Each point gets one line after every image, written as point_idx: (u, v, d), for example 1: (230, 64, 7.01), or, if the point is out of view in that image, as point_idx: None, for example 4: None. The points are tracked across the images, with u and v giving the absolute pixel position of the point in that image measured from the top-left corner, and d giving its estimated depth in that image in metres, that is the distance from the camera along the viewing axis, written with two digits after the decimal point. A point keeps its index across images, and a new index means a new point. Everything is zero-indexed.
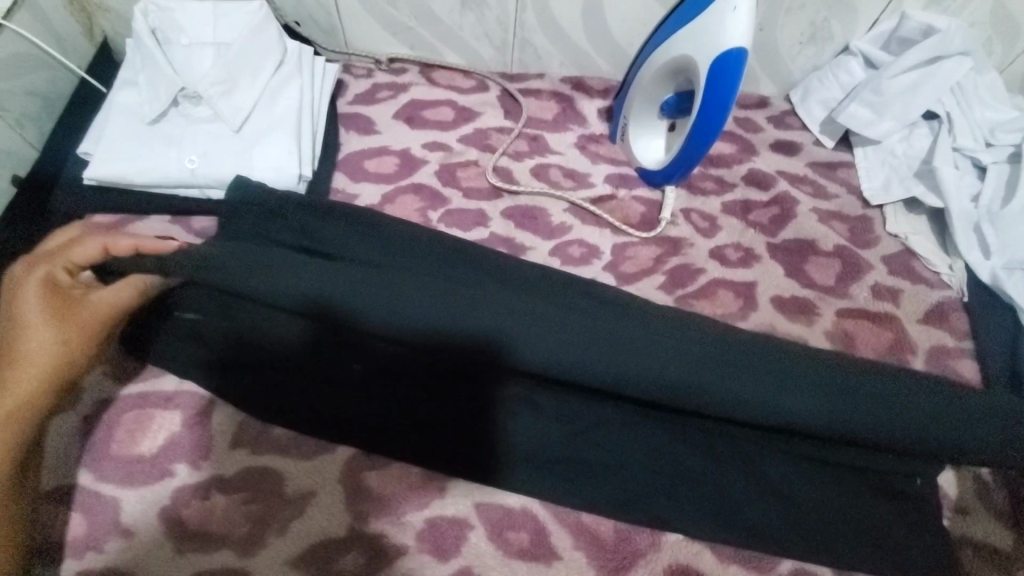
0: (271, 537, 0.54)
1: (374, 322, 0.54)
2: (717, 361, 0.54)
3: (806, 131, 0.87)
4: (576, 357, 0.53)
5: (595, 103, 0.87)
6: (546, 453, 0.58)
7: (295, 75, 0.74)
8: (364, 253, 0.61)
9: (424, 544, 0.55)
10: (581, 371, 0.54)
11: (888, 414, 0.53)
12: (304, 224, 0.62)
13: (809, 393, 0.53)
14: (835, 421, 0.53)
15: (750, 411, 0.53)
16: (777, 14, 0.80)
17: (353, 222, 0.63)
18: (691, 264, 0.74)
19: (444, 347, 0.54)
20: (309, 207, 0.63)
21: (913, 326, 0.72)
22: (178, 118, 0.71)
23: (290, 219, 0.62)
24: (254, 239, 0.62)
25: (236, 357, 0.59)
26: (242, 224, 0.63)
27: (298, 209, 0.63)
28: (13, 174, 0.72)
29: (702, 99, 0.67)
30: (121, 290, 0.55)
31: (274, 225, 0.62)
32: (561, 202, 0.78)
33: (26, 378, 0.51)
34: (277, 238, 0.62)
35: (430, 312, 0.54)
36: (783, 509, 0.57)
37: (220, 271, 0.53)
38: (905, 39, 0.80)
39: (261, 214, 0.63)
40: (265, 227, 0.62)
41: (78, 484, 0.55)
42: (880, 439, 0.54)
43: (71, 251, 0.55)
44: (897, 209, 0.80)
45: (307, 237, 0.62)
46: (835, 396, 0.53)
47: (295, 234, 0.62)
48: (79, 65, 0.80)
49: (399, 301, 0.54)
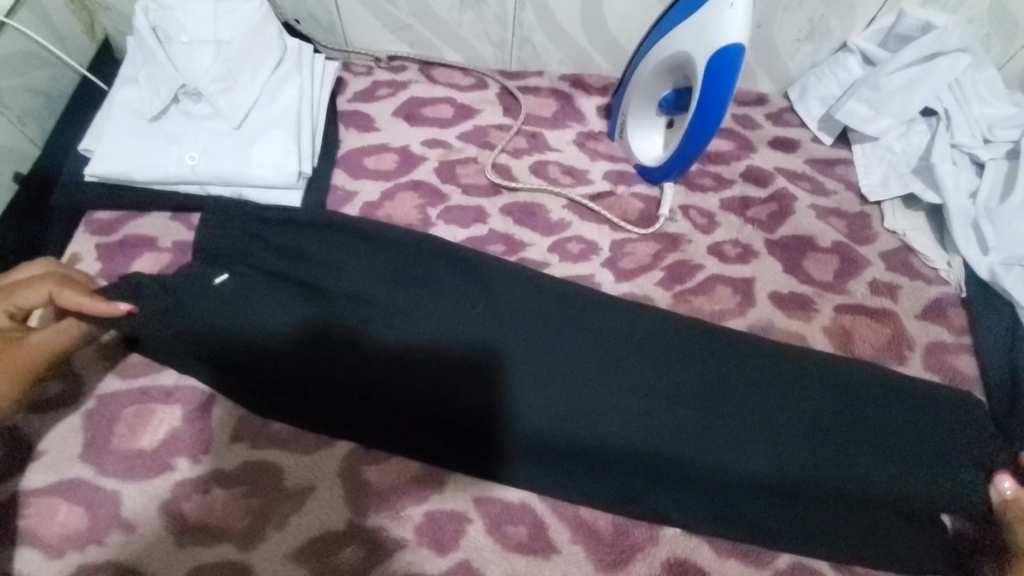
0: (271, 531, 0.55)
1: (374, 335, 0.59)
2: (680, 370, 0.60)
3: (804, 128, 0.88)
4: (551, 369, 0.59)
5: (594, 101, 0.87)
6: (548, 460, 0.58)
7: (295, 73, 0.74)
8: (351, 263, 0.62)
9: (423, 538, 0.56)
10: (562, 380, 0.59)
11: (844, 407, 0.59)
12: (290, 236, 0.63)
13: (761, 394, 0.59)
14: (799, 424, 0.58)
15: (716, 412, 0.58)
16: (776, 10, 0.80)
17: (337, 230, 0.63)
18: (689, 260, 0.74)
19: (437, 355, 0.59)
20: (296, 218, 0.63)
21: (912, 321, 0.72)
22: (178, 115, 0.71)
23: (269, 238, 0.63)
24: (229, 259, 0.62)
25: (234, 363, 0.58)
26: (218, 245, 0.62)
27: (281, 223, 0.63)
28: (16, 171, 0.72)
29: (699, 95, 0.67)
30: (60, 331, 0.57)
31: (252, 244, 0.62)
32: (560, 199, 0.78)
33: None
34: (255, 260, 0.62)
35: (423, 326, 0.60)
36: (788, 511, 0.57)
37: (217, 304, 0.59)
38: (904, 37, 0.80)
39: (242, 229, 0.63)
40: (244, 246, 0.62)
41: (79, 478, 0.56)
42: (847, 436, 0.58)
43: (17, 295, 0.55)
44: (896, 206, 0.80)
45: (289, 256, 0.62)
46: (789, 398, 0.59)
47: (275, 254, 0.62)
48: (81, 63, 0.80)
49: (395, 318, 0.60)
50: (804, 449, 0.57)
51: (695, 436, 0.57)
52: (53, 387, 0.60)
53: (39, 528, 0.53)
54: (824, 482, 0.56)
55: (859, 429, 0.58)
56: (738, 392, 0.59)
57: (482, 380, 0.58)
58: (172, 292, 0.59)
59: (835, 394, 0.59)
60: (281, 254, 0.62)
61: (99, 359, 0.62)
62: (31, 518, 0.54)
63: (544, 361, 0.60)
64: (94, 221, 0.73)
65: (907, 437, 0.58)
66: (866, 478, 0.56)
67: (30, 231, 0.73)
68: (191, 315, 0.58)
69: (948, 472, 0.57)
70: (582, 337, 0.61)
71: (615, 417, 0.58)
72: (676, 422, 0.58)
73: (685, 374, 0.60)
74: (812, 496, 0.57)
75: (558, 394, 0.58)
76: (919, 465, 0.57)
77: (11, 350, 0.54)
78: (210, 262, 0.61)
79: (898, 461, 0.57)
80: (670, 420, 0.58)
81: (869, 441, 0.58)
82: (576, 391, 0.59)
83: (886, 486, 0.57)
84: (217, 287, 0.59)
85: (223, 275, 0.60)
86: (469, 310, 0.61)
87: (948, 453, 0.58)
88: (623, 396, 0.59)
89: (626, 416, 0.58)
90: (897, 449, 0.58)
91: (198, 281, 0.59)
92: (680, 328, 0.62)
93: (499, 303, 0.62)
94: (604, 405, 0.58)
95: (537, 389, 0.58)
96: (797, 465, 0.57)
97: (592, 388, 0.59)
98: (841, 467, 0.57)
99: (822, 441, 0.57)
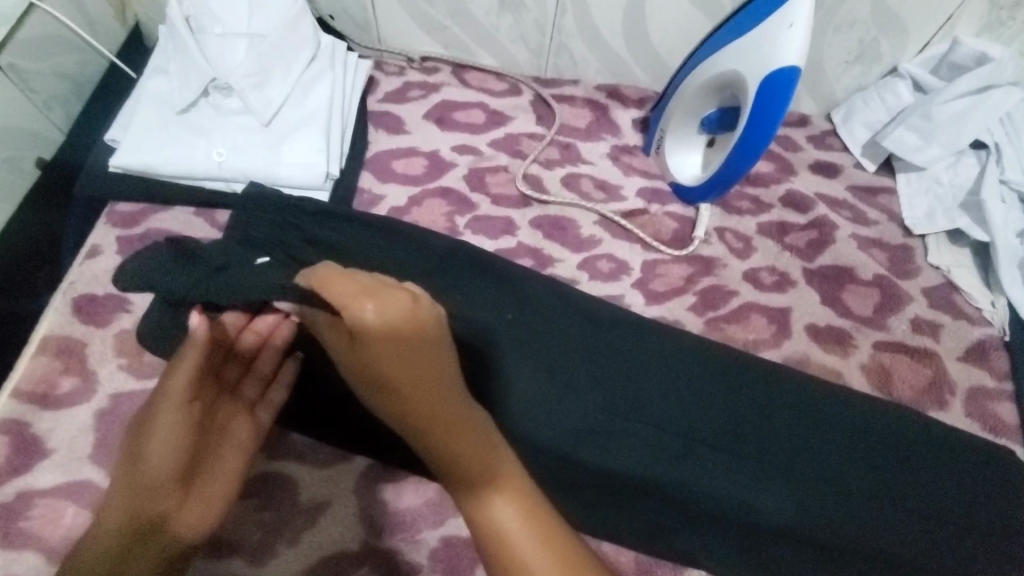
0: (282, 547, 0.53)
1: None
2: (707, 401, 0.58)
3: (846, 152, 0.84)
4: (571, 396, 0.57)
5: (630, 113, 0.84)
6: (577, 496, 0.57)
7: (328, 70, 0.72)
8: (378, 259, 0.61)
9: (438, 565, 0.54)
10: (583, 407, 0.57)
11: (879, 457, 0.56)
12: (319, 233, 0.61)
13: (791, 437, 0.56)
14: (822, 469, 0.55)
15: (742, 454, 0.56)
16: (826, 30, 0.77)
17: (372, 227, 0.63)
18: (723, 285, 0.72)
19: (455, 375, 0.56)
20: (331, 214, 0.62)
21: (954, 363, 0.69)
22: (207, 108, 0.70)
23: (306, 230, 0.61)
24: (264, 244, 0.58)
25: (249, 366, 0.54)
26: (252, 232, 0.60)
27: (315, 217, 0.62)
28: (39, 156, 0.71)
29: (748, 116, 0.65)
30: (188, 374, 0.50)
31: (288, 233, 0.60)
32: (592, 214, 0.76)
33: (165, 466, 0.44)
34: (290, 248, 0.58)
35: None
36: (815, 558, 0.55)
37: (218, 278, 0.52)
38: (957, 66, 0.77)
39: (277, 222, 0.61)
40: (279, 234, 0.60)
41: (89, 480, 0.54)
42: (880, 490, 0.55)
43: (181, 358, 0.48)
44: (940, 240, 0.77)
45: (321, 247, 0.60)
46: (821, 443, 0.56)
47: (308, 245, 0.60)
48: (110, 49, 0.79)
49: None
50: (836, 500, 0.54)
51: (716, 478, 0.54)
52: (66, 383, 0.59)
53: (45, 531, 0.52)
54: (849, 536, 0.53)
55: (893, 483, 0.55)
56: (760, 432, 0.56)
57: (483, 392, 0.56)
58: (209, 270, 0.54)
59: (868, 436, 0.57)
60: (314, 246, 0.60)
61: (115, 357, 0.60)
62: (36, 520, 0.52)
63: (568, 385, 0.58)
64: (117, 212, 0.70)
65: (940, 492, 0.55)
66: (897, 538, 0.53)
67: (50, 217, 0.72)
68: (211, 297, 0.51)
69: (983, 535, 0.54)
70: (603, 360, 0.59)
71: (629, 450, 0.55)
72: (696, 464, 0.55)
73: (707, 409, 0.57)
74: (850, 552, 0.54)
75: (575, 420, 0.56)
76: (952, 522, 0.54)
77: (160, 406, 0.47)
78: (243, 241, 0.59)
79: (932, 522, 0.54)
80: (690, 459, 0.55)
81: (901, 493, 0.55)
82: (589, 421, 0.56)
83: (919, 547, 0.53)
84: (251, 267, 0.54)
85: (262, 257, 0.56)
86: (499, 322, 0.60)
87: (980, 513, 0.55)
88: (646, 430, 0.56)
89: (642, 451, 0.55)
90: (932, 508, 0.54)
91: (236, 258, 0.55)
92: (712, 357, 0.60)
93: (529, 317, 0.60)
94: (617, 438, 0.56)
95: (556, 416, 0.56)
96: (827, 517, 0.54)
97: (615, 419, 0.56)
98: (873, 522, 0.54)
99: (854, 495, 0.54)
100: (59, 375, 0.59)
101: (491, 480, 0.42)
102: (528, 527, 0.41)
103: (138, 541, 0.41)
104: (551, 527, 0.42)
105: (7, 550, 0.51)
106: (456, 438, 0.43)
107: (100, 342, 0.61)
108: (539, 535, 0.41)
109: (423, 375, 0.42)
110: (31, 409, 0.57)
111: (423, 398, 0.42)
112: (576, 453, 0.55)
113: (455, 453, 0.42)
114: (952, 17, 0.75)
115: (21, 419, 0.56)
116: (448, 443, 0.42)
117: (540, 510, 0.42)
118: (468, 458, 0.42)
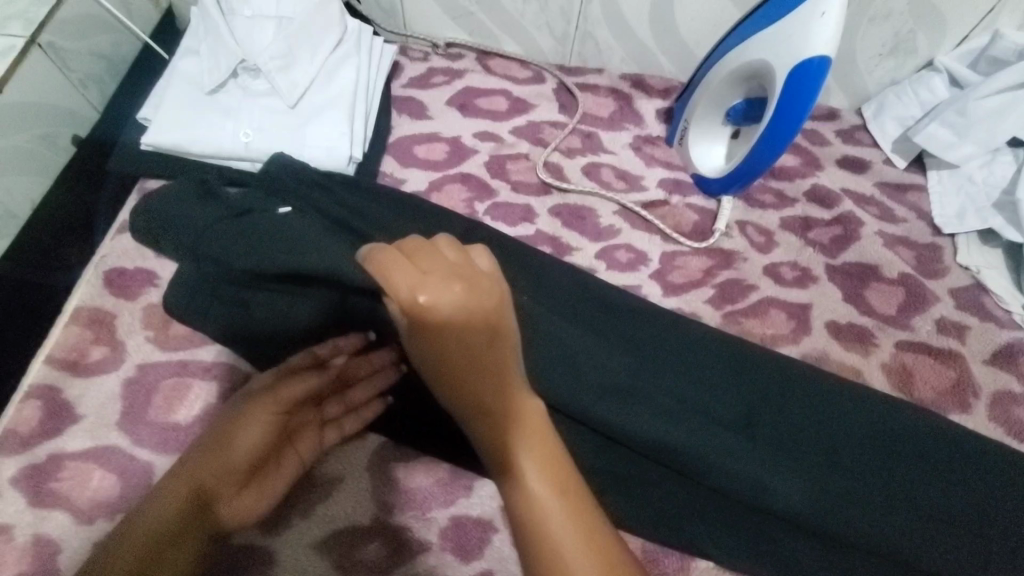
0: (296, 518, 0.54)
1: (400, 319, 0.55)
2: (723, 387, 0.58)
3: (876, 148, 0.82)
4: (584, 355, 0.55)
5: (654, 103, 0.83)
6: (583, 463, 0.56)
7: (353, 54, 0.74)
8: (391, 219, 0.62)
9: (447, 542, 0.55)
10: (598, 364, 0.56)
11: (892, 455, 0.55)
12: (350, 199, 0.63)
13: (803, 428, 0.56)
14: (834, 462, 0.54)
15: (752, 440, 0.55)
16: (859, 21, 0.75)
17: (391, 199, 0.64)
18: (742, 279, 0.71)
19: None
20: (357, 184, 0.65)
21: (979, 366, 0.67)
22: (236, 89, 0.71)
23: (335, 194, 0.63)
24: (292, 197, 0.62)
25: (259, 321, 0.57)
26: (281, 181, 0.62)
27: (342, 185, 0.64)
28: (75, 133, 0.73)
29: (775, 106, 0.64)
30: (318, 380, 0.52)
31: (317, 193, 0.63)
32: (612, 203, 0.75)
33: (240, 455, 0.47)
34: (318, 203, 0.62)
35: None
36: (826, 552, 0.54)
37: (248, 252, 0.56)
38: (997, 61, 0.74)
39: (305, 182, 0.63)
40: (306, 190, 0.63)
41: (114, 446, 0.56)
42: (894, 490, 0.53)
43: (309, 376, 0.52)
44: (971, 240, 0.75)
45: (347, 209, 0.62)
46: (833, 435, 0.55)
47: (337, 206, 0.62)
48: (144, 31, 0.81)
49: None
50: (844, 494, 0.53)
51: (726, 458, 0.53)
52: (97, 352, 0.61)
53: (73, 492, 0.54)
54: (860, 531, 0.52)
55: (906, 482, 0.54)
56: (778, 420, 0.56)
57: None
58: (233, 224, 0.59)
59: (883, 435, 0.56)
60: (339, 206, 0.62)
61: (142, 329, 0.62)
62: (67, 482, 0.54)
63: (585, 347, 0.56)
64: (146, 189, 0.70)
65: (955, 496, 0.53)
66: (908, 540, 0.52)
67: (88, 194, 0.74)
68: (237, 241, 0.58)
69: (1002, 541, 0.52)
70: (623, 344, 0.60)
71: (641, 415, 0.54)
72: (707, 441, 0.54)
73: (719, 394, 0.57)
74: (857, 547, 0.53)
75: (596, 375, 0.55)
76: (967, 526, 0.53)
77: (267, 398, 0.49)
78: (271, 193, 0.62)
79: (945, 522, 0.53)
80: (706, 434, 0.54)
81: (912, 492, 0.53)
82: (608, 385, 0.55)
83: (932, 548, 0.52)
84: (278, 215, 0.59)
85: (287, 207, 0.61)
86: (522, 291, 0.61)
87: (998, 524, 0.53)
88: (660, 402, 0.55)
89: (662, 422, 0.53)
90: (946, 509, 0.53)
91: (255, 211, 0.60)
92: (725, 345, 0.60)
93: (545, 292, 0.62)
94: (637, 399, 0.55)
95: (569, 371, 0.54)
96: (835, 511, 0.52)
97: (630, 393, 0.55)
98: (887, 521, 0.52)
99: (865, 492, 0.53)
100: (89, 345, 0.61)
101: (536, 461, 0.40)
102: (573, 524, 0.38)
103: (195, 516, 0.44)
104: (597, 526, 0.39)
105: (38, 509, 0.53)
106: (512, 420, 0.41)
107: (131, 313, 0.63)
108: (590, 546, 0.38)
109: (478, 357, 0.39)
110: (62, 376, 0.59)
111: (475, 373, 0.39)
112: (593, 407, 0.54)
113: (502, 435, 0.41)
114: (993, 9, 0.73)
115: (53, 385, 0.59)
116: (499, 423, 0.41)
117: (597, 526, 0.39)
118: (519, 446, 0.40)
